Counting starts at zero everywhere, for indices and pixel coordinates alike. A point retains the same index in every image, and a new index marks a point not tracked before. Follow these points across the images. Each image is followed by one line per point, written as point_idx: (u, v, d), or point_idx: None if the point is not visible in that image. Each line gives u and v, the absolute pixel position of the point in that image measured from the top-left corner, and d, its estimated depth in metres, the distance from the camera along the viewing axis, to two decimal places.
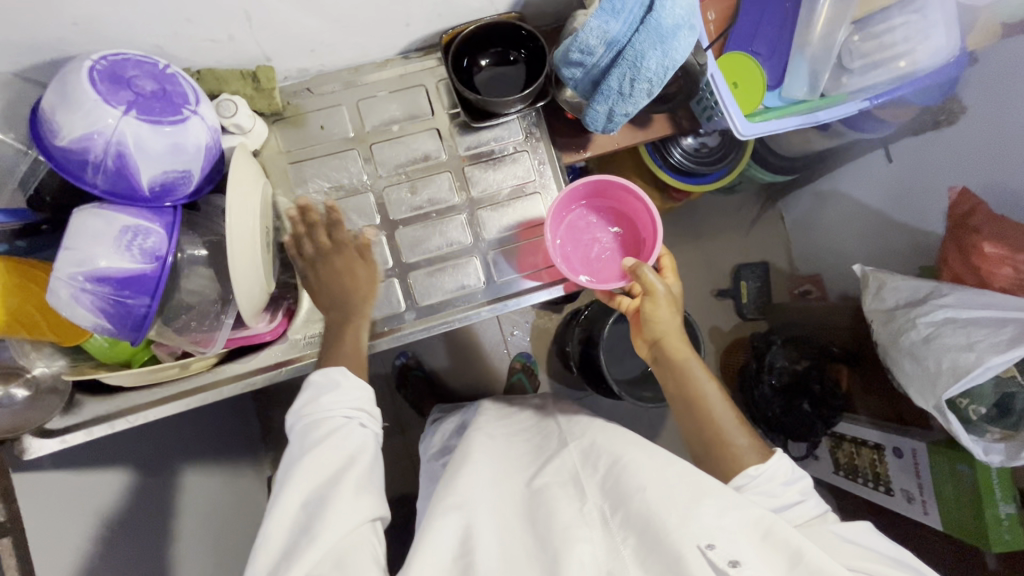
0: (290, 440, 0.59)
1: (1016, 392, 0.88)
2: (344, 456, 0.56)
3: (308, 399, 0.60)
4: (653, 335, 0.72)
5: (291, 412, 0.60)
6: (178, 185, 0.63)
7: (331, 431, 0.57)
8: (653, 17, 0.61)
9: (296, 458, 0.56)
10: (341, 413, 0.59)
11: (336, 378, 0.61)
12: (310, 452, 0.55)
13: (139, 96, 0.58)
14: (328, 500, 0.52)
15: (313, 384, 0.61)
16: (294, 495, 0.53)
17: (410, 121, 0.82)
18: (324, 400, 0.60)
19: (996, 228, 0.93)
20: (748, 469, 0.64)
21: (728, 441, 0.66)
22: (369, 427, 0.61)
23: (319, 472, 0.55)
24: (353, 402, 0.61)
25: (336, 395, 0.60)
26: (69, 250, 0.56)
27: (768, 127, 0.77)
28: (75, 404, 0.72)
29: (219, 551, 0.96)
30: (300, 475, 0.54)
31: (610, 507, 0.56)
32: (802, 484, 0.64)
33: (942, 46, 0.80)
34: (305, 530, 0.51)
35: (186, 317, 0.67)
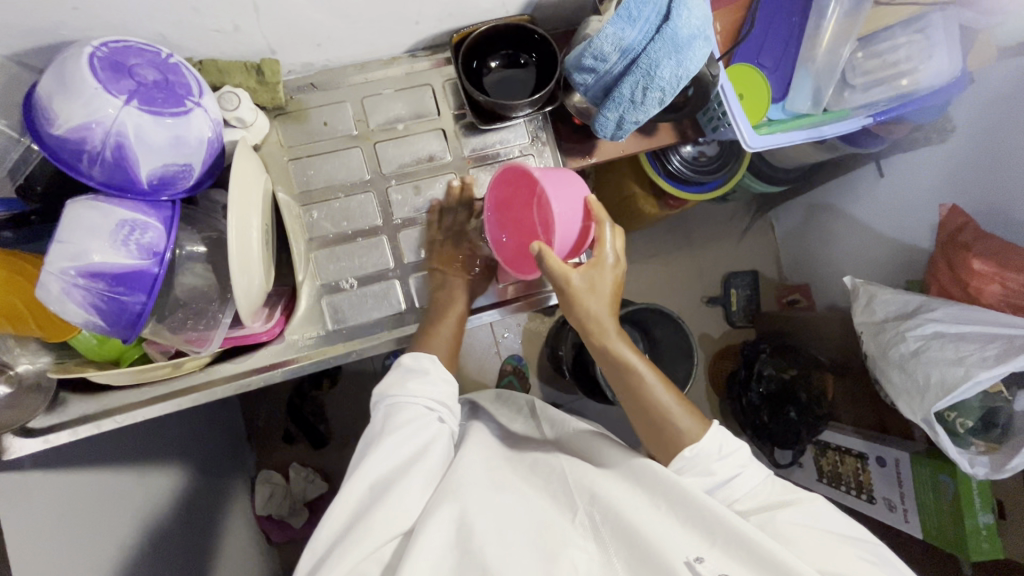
0: (374, 416, 0.64)
1: (1001, 406, 0.91)
2: (417, 447, 0.61)
3: (395, 382, 0.65)
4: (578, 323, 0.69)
5: (377, 392, 0.66)
6: (178, 179, 0.61)
7: (412, 418, 0.62)
8: (670, 26, 0.61)
9: (367, 443, 0.61)
10: (425, 403, 0.64)
11: (426, 366, 0.67)
12: (385, 436, 0.60)
13: (141, 85, 0.56)
14: (395, 486, 0.57)
15: (404, 367, 0.67)
16: (360, 480, 0.58)
17: (416, 120, 0.81)
18: (412, 386, 0.65)
19: (987, 245, 0.96)
20: (684, 450, 0.62)
21: (667, 420, 0.65)
22: (447, 422, 0.66)
23: (387, 460, 0.59)
24: (436, 395, 0.65)
25: (423, 382, 0.65)
26: (63, 244, 0.54)
27: (774, 140, 0.78)
28: (60, 402, 0.69)
29: (201, 554, 0.93)
30: (366, 465, 0.58)
31: (600, 515, 0.56)
32: (738, 455, 0.62)
33: (944, 68, 0.82)
34: (356, 522, 0.54)
35: (182, 314, 0.65)
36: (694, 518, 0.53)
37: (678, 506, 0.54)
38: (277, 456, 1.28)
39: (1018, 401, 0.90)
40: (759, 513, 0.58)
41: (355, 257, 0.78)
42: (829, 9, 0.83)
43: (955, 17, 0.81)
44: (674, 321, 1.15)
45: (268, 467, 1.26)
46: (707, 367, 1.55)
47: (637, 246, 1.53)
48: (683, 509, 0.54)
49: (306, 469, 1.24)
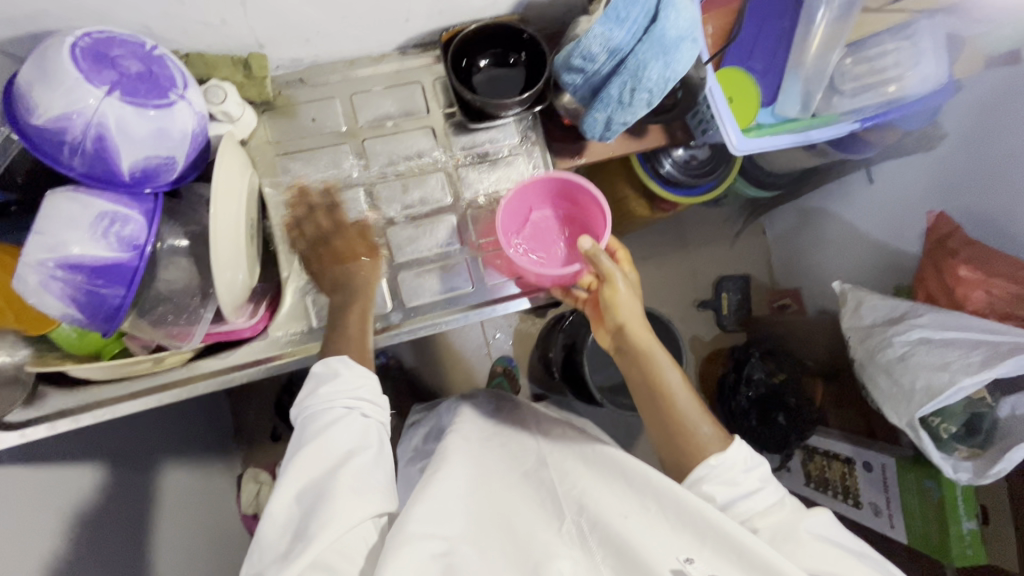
0: (294, 433, 0.58)
1: (986, 413, 0.92)
2: (344, 450, 0.55)
3: (308, 391, 0.59)
4: (615, 322, 0.70)
5: (295, 404, 0.59)
6: (160, 172, 0.60)
7: (331, 423, 0.56)
8: (657, 27, 0.61)
9: (291, 457, 0.55)
10: (342, 403, 0.58)
11: (335, 368, 0.60)
12: (310, 446, 0.54)
13: (124, 77, 0.55)
14: (323, 495, 0.51)
15: (314, 375, 0.60)
16: (287, 493, 0.53)
17: (405, 118, 0.81)
18: (323, 391, 0.58)
19: (973, 252, 0.96)
20: (709, 458, 0.61)
21: (690, 431, 0.64)
22: (373, 418, 0.59)
23: (312, 470, 0.54)
24: (357, 392, 0.59)
25: (335, 385, 0.59)
26: (40, 235, 0.54)
27: (762, 144, 0.78)
28: (38, 396, 0.68)
29: (181, 553, 0.92)
30: (295, 472, 0.53)
31: (587, 524, 0.56)
32: (762, 469, 0.61)
33: (930, 75, 0.82)
34: (305, 531, 0.50)
35: (163, 309, 0.64)
36: (684, 521, 0.53)
37: (669, 511, 0.54)
38: (263, 454, 1.27)
39: (1002, 406, 0.90)
40: (775, 527, 0.57)
41: None
42: (818, 13, 0.84)
43: (942, 24, 0.81)
44: (663, 323, 1.15)
45: (254, 466, 1.25)
46: (697, 370, 1.55)
47: (629, 248, 1.53)
48: (674, 514, 0.54)
49: None
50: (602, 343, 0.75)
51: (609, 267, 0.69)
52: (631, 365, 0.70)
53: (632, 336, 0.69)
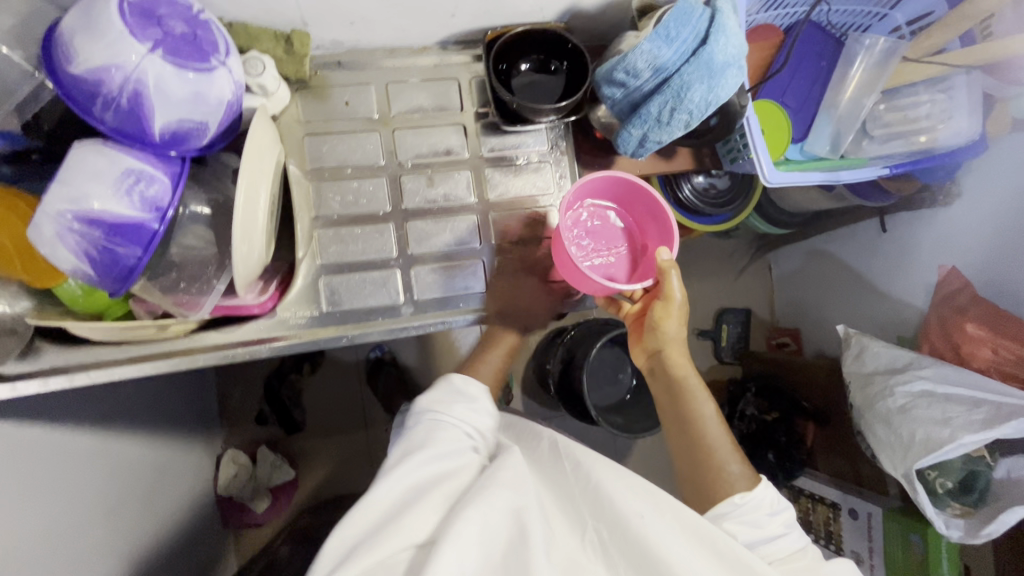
0: (411, 433, 0.63)
1: (982, 471, 0.91)
2: (444, 465, 0.60)
3: (440, 401, 0.66)
4: (655, 344, 0.73)
5: (415, 410, 0.66)
6: (190, 137, 0.59)
7: (450, 439, 0.62)
8: (706, 50, 0.61)
9: (399, 458, 0.60)
10: (466, 430, 0.64)
11: (475, 393, 0.68)
12: (425, 450, 0.60)
13: (168, 36, 0.54)
14: (426, 492, 0.56)
15: (456, 392, 0.68)
16: (389, 491, 0.57)
17: (437, 112, 0.80)
18: (457, 409, 0.66)
19: (981, 310, 0.97)
20: (734, 496, 0.64)
21: (720, 466, 0.66)
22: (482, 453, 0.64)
23: (424, 473, 0.58)
24: (477, 423, 0.66)
25: (469, 409, 0.66)
26: (63, 185, 0.52)
27: (795, 178, 0.78)
28: (34, 350, 0.66)
29: (153, 533, 0.90)
30: (400, 471, 0.58)
31: (608, 534, 0.55)
32: (785, 515, 0.64)
33: (963, 129, 0.82)
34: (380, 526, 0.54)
35: (175, 275, 0.62)
36: (699, 538, 0.55)
37: (686, 524, 0.55)
38: (246, 438, 1.25)
39: (998, 467, 0.91)
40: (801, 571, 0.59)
41: (360, 241, 0.77)
42: (857, 60, 0.86)
43: (979, 82, 0.81)
44: None
45: (235, 447, 1.24)
46: None
47: None
48: (691, 529, 0.55)
49: (274, 454, 1.21)
50: (636, 359, 0.78)
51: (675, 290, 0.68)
52: (666, 388, 0.72)
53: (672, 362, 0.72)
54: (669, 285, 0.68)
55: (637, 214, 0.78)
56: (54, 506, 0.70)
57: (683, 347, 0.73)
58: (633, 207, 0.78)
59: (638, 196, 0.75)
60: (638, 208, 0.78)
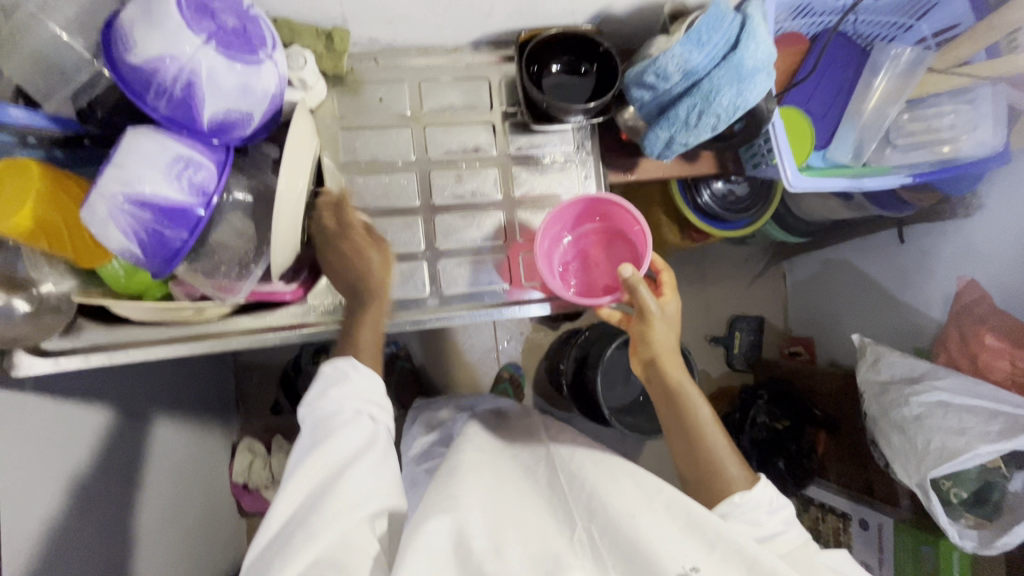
0: (301, 434, 0.59)
1: (998, 482, 0.91)
2: (349, 452, 0.56)
3: (319, 391, 0.61)
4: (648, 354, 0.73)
5: (303, 403, 0.61)
6: (235, 126, 0.62)
7: (342, 424, 0.58)
8: (737, 55, 0.63)
9: (300, 459, 0.56)
10: (352, 407, 0.59)
11: (345, 371, 0.62)
12: (319, 445, 0.56)
13: (221, 29, 0.57)
14: (330, 492, 0.53)
15: (323, 376, 0.62)
16: (296, 493, 0.54)
17: (468, 110, 0.82)
18: (334, 393, 0.60)
19: (1000, 322, 0.98)
20: (733, 495, 0.64)
21: (717, 467, 0.67)
22: (380, 421, 0.61)
23: (322, 471, 0.55)
24: (366, 395, 0.61)
25: (344, 389, 0.61)
26: (118, 168, 0.55)
27: (818, 184, 0.78)
28: (75, 327, 0.69)
29: (171, 514, 0.92)
30: (301, 474, 0.54)
31: (598, 532, 0.56)
32: (786, 512, 0.64)
33: (987, 140, 0.81)
34: (299, 529, 0.51)
35: (217, 260, 0.65)
36: (692, 528, 0.54)
37: (678, 513, 0.56)
38: (263, 426, 1.28)
39: (1014, 479, 0.89)
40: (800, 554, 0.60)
41: (389, 234, 0.79)
42: (881, 71, 0.86)
43: (1005, 94, 0.81)
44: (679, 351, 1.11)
45: (251, 435, 1.26)
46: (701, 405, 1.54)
47: None
48: (683, 519, 0.55)
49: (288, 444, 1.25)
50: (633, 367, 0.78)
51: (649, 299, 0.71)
52: (661, 396, 0.72)
53: (665, 368, 0.72)
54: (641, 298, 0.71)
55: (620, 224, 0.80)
56: (76, 480, 0.72)
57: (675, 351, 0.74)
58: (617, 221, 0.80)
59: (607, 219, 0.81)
60: (620, 220, 0.79)
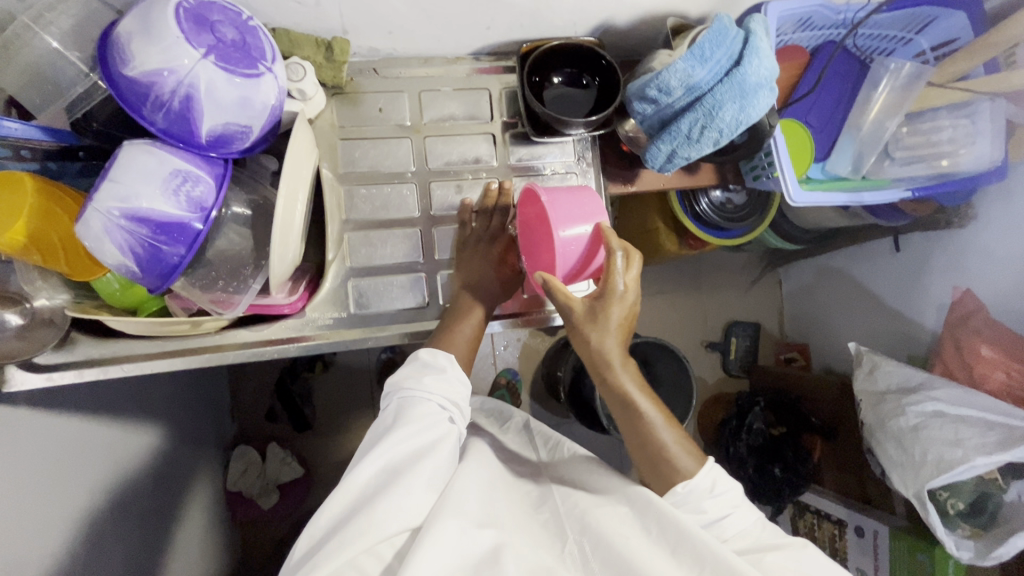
0: (383, 411, 0.63)
1: (993, 493, 0.92)
2: (425, 442, 0.59)
3: (410, 375, 0.65)
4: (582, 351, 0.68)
5: (390, 380, 0.65)
6: (234, 139, 0.61)
7: (424, 414, 0.61)
8: (740, 71, 0.62)
9: (375, 437, 0.59)
10: (439, 401, 0.63)
11: (443, 365, 0.66)
12: (401, 427, 0.59)
13: (220, 42, 0.56)
14: (403, 475, 0.56)
15: (422, 362, 0.66)
16: (367, 469, 0.56)
17: (468, 121, 0.82)
18: (427, 381, 0.64)
19: (995, 332, 0.98)
20: (676, 485, 0.61)
21: (660, 458, 0.63)
22: (456, 424, 0.64)
23: (400, 454, 0.57)
24: (451, 394, 0.64)
25: (438, 380, 0.65)
26: (114, 183, 0.54)
27: (820, 199, 0.78)
28: (70, 341, 0.68)
29: (166, 527, 0.91)
30: (380, 450, 0.57)
31: (590, 547, 0.57)
32: (732, 494, 0.61)
33: (985, 153, 0.83)
34: (364, 507, 0.53)
35: (215, 274, 0.64)
36: (680, 545, 0.54)
37: (667, 530, 0.55)
38: (258, 434, 1.27)
39: (1009, 491, 0.90)
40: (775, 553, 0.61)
41: (388, 245, 0.79)
42: (882, 83, 0.86)
43: (1003, 109, 0.81)
44: (677, 359, 1.11)
45: (246, 443, 1.25)
46: (698, 411, 1.55)
47: (646, 279, 1.53)
48: (671, 538, 0.55)
49: (283, 451, 1.24)
50: None
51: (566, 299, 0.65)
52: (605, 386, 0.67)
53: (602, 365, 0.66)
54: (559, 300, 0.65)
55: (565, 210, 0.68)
56: (74, 495, 0.71)
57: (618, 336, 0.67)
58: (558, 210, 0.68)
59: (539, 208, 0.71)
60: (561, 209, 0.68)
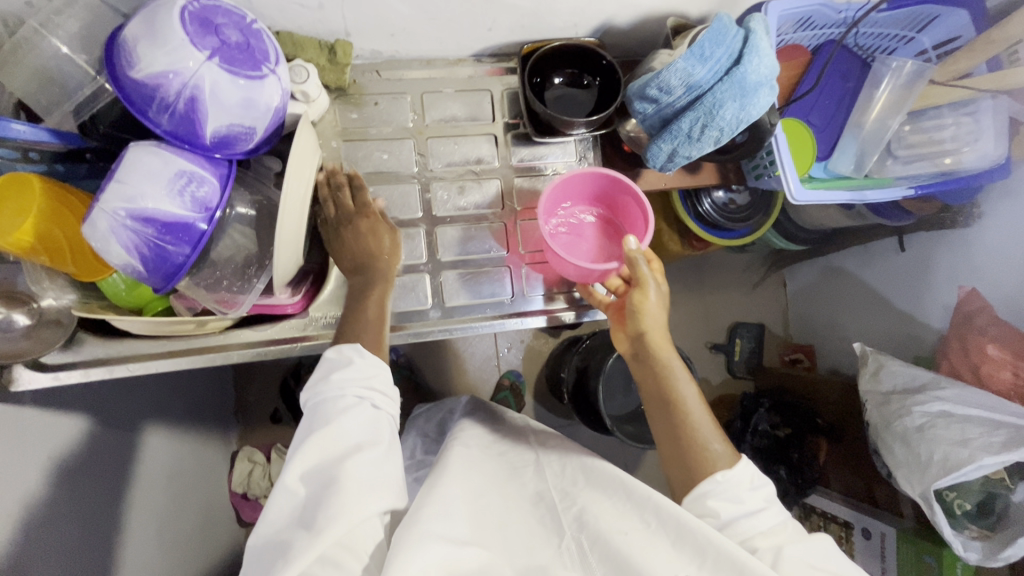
0: (302, 420, 0.58)
1: (1001, 494, 0.91)
2: (351, 442, 0.55)
3: (320, 377, 0.60)
4: (637, 328, 0.72)
5: (306, 389, 0.60)
6: (238, 140, 0.61)
7: (343, 409, 0.57)
8: (739, 70, 0.63)
9: (300, 443, 0.55)
10: (353, 393, 0.58)
11: (350, 356, 0.61)
12: (324, 428, 0.55)
13: (224, 44, 0.57)
14: (334, 479, 0.52)
15: (327, 361, 0.61)
16: (300, 472, 0.53)
17: (470, 122, 0.82)
18: (335, 378, 0.59)
19: (1001, 332, 0.98)
20: (716, 474, 0.62)
21: (702, 444, 0.65)
22: (382, 409, 0.60)
23: (327, 458, 0.54)
24: (368, 382, 0.60)
25: (347, 372, 0.60)
26: (119, 184, 0.55)
27: (821, 197, 0.78)
28: (76, 341, 0.68)
29: (168, 527, 0.91)
30: (303, 452, 0.54)
31: (588, 543, 0.56)
32: (766, 490, 0.63)
33: (988, 153, 0.82)
34: (313, 515, 0.50)
35: (218, 274, 0.64)
36: (683, 536, 0.54)
37: (670, 526, 0.56)
38: (262, 435, 1.27)
39: (1018, 491, 0.88)
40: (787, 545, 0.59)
41: None
42: (884, 81, 0.87)
43: (1006, 106, 0.81)
44: None
45: (251, 445, 1.26)
46: None
47: None
48: (673, 530, 0.55)
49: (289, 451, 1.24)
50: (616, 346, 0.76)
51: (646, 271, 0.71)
52: (648, 373, 0.70)
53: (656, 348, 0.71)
54: (640, 270, 0.71)
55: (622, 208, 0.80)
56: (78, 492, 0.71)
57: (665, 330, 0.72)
58: (624, 211, 0.80)
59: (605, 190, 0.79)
60: (627, 213, 0.80)
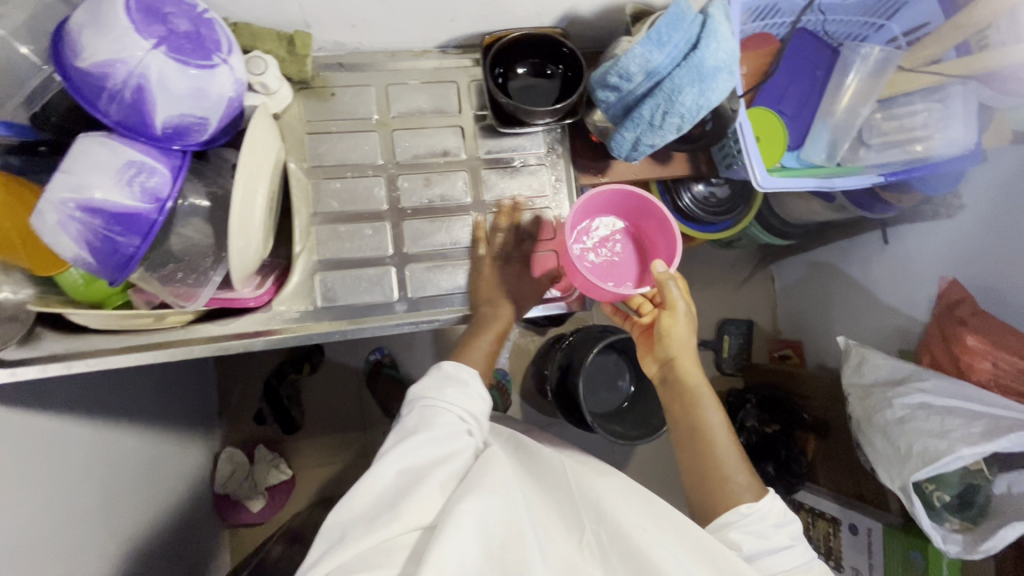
0: (401, 420, 0.64)
1: (980, 485, 0.90)
2: (441, 453, 0.60)
3: (433, 386, 0.66)
4: (666, 353, 0.74)
5: (413, 393, 0.66)
6: (191, 131, 0.61)
7: (443, 424, 0.62)
8: (697, 55, 0.62)
9: (392, 444, 0.60)
10: (459, 413, 0.64)
11: (466, 378, 0.68)
12: (419, 435, 0.60)
13: (172, 33, 0.56)
14: (421, 479, 0.57)
15: (445, 374, 0.67)
16: (386, 471, 0.58)
17: (436, 114, 0.82)
18: (450, 393, 0.65)
19: (982, 323, 0.96)
20: (741, 506, 0.64)
21: (726, 476, 0.67)
22: (475, 436, 0.64)
23: (419, 459, 0.59)
24: (471, 407, 0.65)
25: (461, 392, 0.66)
26: (65, 174, 0.54)
27: (787, 183, 0.77)
28: (34, 337, 0.67)
29: (147, 524, 0.90)
30: (395, 455, 0.58)
31: (607, 537, 0.56)
32: (792, 527, 0.64)
33: (958, 139, 0.81)
34: (384, 508, 0.55)
35: (173, 266, 0.64)
36: (700, 551, 0.55)
37: (688, 538, 0.56)
38: (243, 435, 1.26)
39: (998, 483, 0.89)
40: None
41: (356, 239, 0.78)
42: (852, 69, 0.87)
43: (975, 92, 0.80)
44: None
45: (233, 446, 1.25)
46: None
47: None
48: (691, 541, 0.56)
49: (272, 452, 1.24)
50: (645, 370, 0.79)
51: (679, 293, 0.71)
52: (676, 396, 0.73)
53: (685, 373, 0.73)
54: (671, 293, 0.71)
55: (643, 226, 0.81)
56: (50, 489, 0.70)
57: (694, 354, 0.74)
58: (646, 232, 0.81)
59: (647, 213, 0.78)
60: (650, 234, 0.81)
